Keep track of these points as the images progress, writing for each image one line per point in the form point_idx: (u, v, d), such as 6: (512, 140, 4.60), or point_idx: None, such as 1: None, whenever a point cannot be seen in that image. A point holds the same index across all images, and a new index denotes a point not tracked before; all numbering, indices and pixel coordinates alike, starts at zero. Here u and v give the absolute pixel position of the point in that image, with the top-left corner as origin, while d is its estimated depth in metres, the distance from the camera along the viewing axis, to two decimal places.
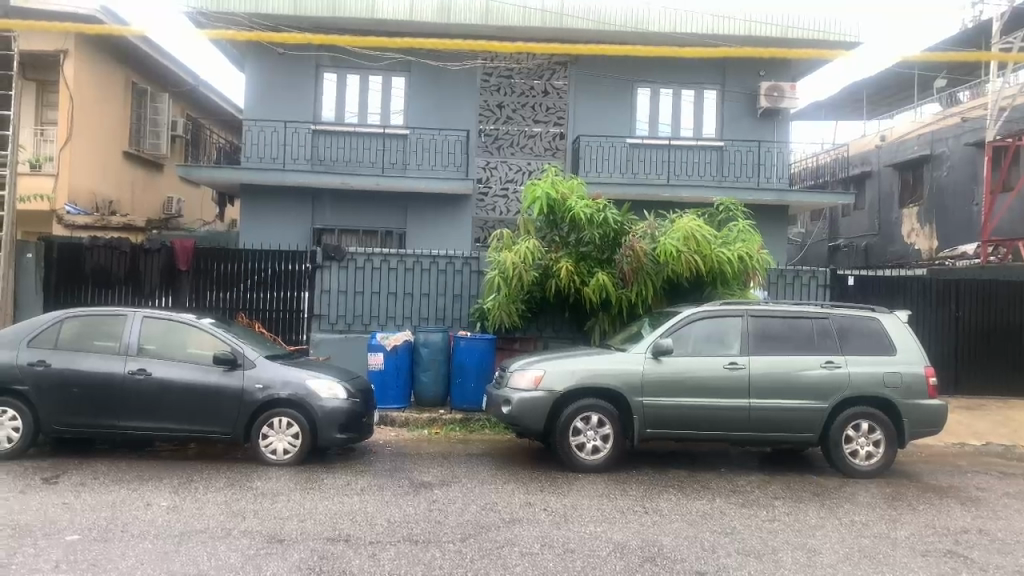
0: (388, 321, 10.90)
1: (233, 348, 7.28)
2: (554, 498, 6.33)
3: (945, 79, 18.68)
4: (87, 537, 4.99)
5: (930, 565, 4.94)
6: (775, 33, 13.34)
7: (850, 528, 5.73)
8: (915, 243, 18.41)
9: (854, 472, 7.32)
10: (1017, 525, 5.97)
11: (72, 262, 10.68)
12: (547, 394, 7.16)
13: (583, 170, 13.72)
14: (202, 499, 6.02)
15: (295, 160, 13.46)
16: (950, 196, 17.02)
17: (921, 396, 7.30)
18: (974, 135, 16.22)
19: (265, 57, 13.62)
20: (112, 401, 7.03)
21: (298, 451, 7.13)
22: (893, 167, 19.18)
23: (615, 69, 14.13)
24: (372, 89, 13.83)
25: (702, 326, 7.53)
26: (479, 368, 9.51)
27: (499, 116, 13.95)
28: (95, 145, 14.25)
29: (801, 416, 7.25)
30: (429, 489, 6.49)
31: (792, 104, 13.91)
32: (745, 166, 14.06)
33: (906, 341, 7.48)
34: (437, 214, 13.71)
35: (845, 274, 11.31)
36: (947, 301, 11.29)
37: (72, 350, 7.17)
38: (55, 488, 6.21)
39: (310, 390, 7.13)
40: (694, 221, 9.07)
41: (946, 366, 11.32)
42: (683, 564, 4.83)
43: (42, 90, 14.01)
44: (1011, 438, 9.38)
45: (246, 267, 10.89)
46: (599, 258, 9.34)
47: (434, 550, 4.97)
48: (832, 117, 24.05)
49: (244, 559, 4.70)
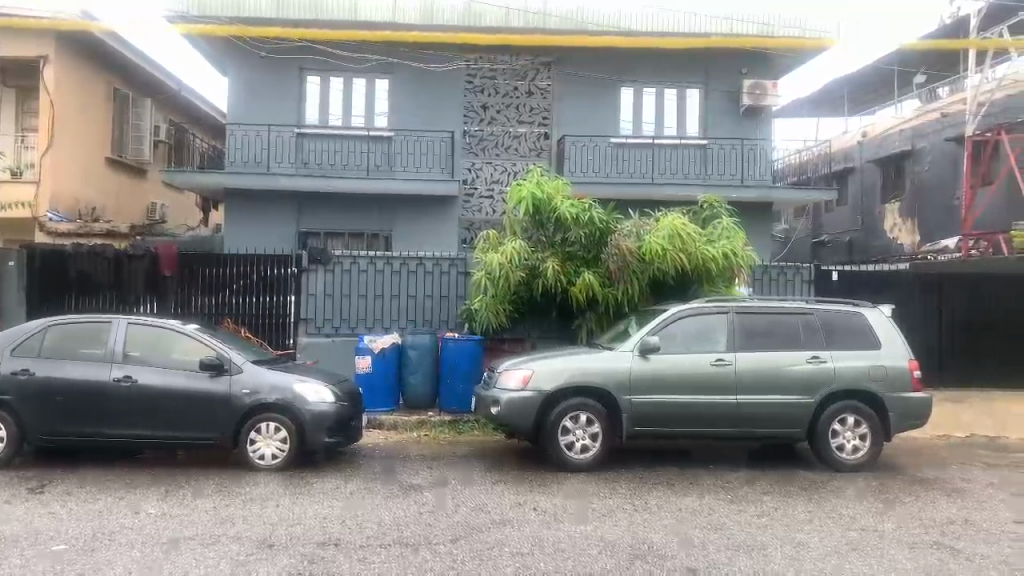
0: (376, 324, 10.88)
1: (220, 353, 7.24)
2: (544, 498, 6.34)
3: (924, 75, 18.88)
4: (74, 547, 4.95)
5: (918, 557, 4.99)
6: (756, 32, 13.44)
7: (837, 521, 5.78)
8: (898, 239, 18.55)
9: (841, 466, 7.38)
10: (1002, 515, 6.04)
11: (55, 270, 10.61)
12: (535, 393, 7.18)
13: (569, 169, 13.74)
14: (190, 506, 5.99)
15: (279, 164, 13.39)
16: (932, 191, 17.21)
17: (905, 389, 7.38)
18: (953, 130, 16.43)
19: (247, 61, 13.57)
20: (97, 409, 6.98)
21: (286, 456, 7.10)
22: (875, 163, 19.35)
23: (598, 68, 14.15)
24: (356, 91, 13.79)
25: (688, 324, 7.57)
26: (468, 370, 9.51)
27: (484, 117, 13.93)
28: (77, 152, 14.14)
29: (787, 411, 7.30)
30: (419, 492, 6.49)
31: (774, 102, 14.00)
32: (729, 163, 14.14)
33: (890, 336, 7.56)
34: (423, 217, 13.70)
35: (830, 269, 11.41)
36: (930, 296, 11.40)
37: (56, 359, 7.10)
38: (41, 498, 6.15)
39: (297, 394, 7.11)
40: (679, 219, 9.15)
41: (930, 360, 11.44)
42: (673, 561, 4.86)
43: (22, 96, 13.93)
44: (996, 430, 9.50)
45: (230, 271, 10.82)
46: (585, 258, 9.34)
47: (425, 552, 4.98)
48: (814, 114, 24.17)
49: (234, 565, 4.69)
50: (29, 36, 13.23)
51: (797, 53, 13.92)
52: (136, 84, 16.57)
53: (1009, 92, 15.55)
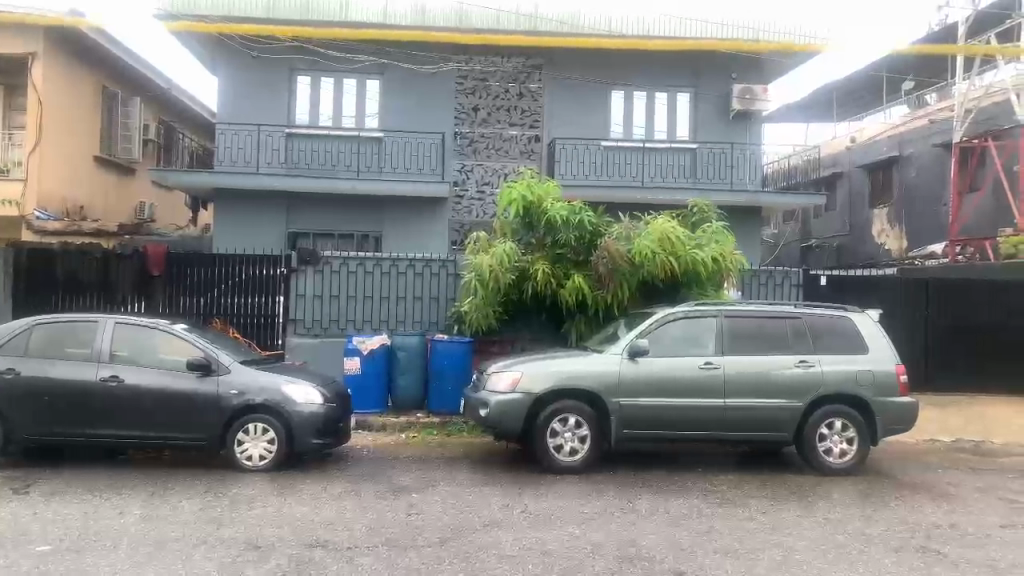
0: (365, 325, 10.85)
1: (208, 354, 7.21)
2: (533, 501, 6.35)
3: (913, 81, 19.03)
4: (58, 548, 4.92)
5: (904, 561, 5.02)
6: (746, 36, 13.50)
7: (825, 525, 5.81)
8: (885, 244, 18.69)
9: (828, 470, 7.42)
10: (987, 519, 6.09)
11: (42, 269, 10.53)
12: (524, 396, 7.18)
13: (559, 172, 13.77)
14: (177, 507, 5.96)
15: (269, 164, 13.35)
16: (919, 196, 17.36)
17: (892, 393, 7.43)
18: (941, 136, 16.59)
19: (237, 60, 13.51)
20: (83, 410, 6.93)
21: (274, 458, 7.07)
22: (863, 168, 19.47)
23: (589, 71, 14.18)
24: (347, 92, 13.76)
25: (678, 327, 7.59)
26: (457, 372, 9.50)
27: (475, 118, 13.93)
28: (65, 150, 14.05)
29: (775, 415, 7.33)
30: (408, 494, 6.48)
31: (764, 107, 14.07)
32: (719, 167, 14.23)
33: (877, 341, 7.61)
34: (414, 218, 13.68)
35: (818, 274, 11.49)
36: (917, 301, 11.50)
37: (42, 358, 7.05)
38: (26, 498, 6.11)
39: (285, 395, 7.08)
40: (668, 222, 9.17)
41: (916, 364, 11.53)
42: (661, 564, 4.87)
43: (11, 93, 13.96)
44: (981, 434, 9.58)
45: (219, 272, 10.78)
46: (575, 259, 9.40)
47: (413, 554, 4.97)
48: (804, 119, 24.28)
49: (221, 566, 4.66)
50: (18, 32, 13.14)
51: (787, 58, 13.99)
52: (125, 82, 16.48)
53: (996, 99, 15.72)
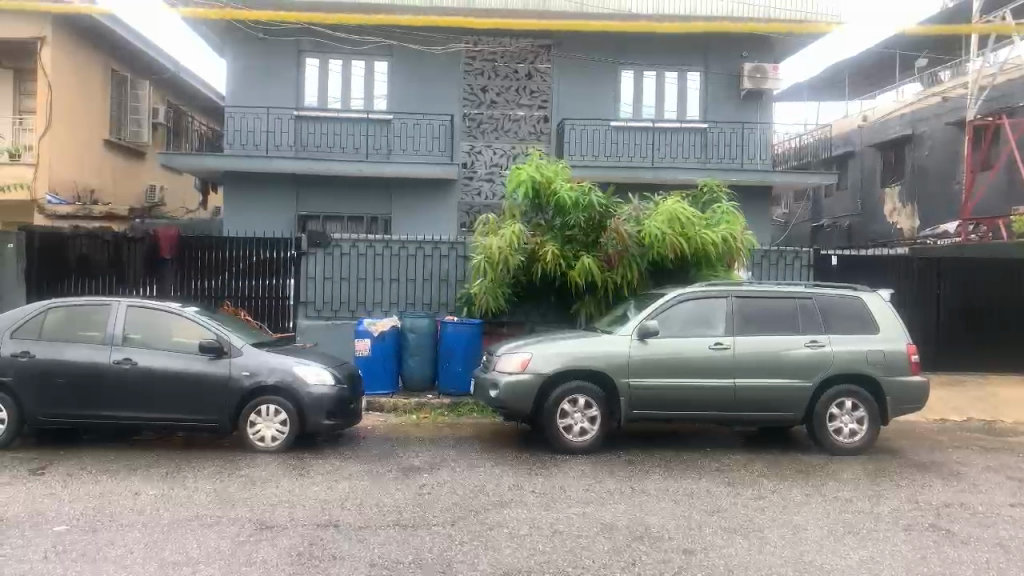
0: (375, 308, 10.87)
1: (219, 337, 7.26)
2: (542, 480, 6.37)
3: (926, 59, 18.86)
4: (76, 528, 5.00)
5: (914, 539, 5.03)
6: (757, 14, 13.35)
7: (834, 504, 5.81)
8: (897, 223, 18.53)
9: (838, 449, 7.41)
10: (998, 498, 6.09)
11: (54, 251, 10.61)
12: (534, 377, 7.20)
13: (568, 153, 13.70)
14: (191, 487, 6.03)
15: (278, 147, 13.36)
16: (932, 175, 17.19)
17: (903, 373, 7.42)
18: (955, 114, 16.42)
19: (246, 44, 13.50)
20: (96, 391, 7.00)
21: (285, 438, 7.14)
22: (875, 147, 19.32)
23: (599, 51, 14.07)
24: (355, 74, 13.75)
25: (687, 308, 7.58)
26: (467, 353, 9.51)
27: (483, 100, 13.86)
28: (75, 132, 14.08)
29: (783, 395, 7.32)
30: (418, 474, 6.53)
31: (775, 86, 13.93)
32: (730, 147, 14.14)
33: (887, 321, 7.58)
34: (423, 200, 13.72)
35: (828, 254, 11.38)
36: (928, 281, 11.41)
37: (55, 341, 7.14)
38: (42, 479, 6.20)
39: (297, 376, 7.14)
40: (677, 203, 9.16)
41: (927, 345, 11.46)
42: (671, 543, 4.90)
43: (20, 77, 14.09)
44: (991, 415, 9.56)
45: (229, 255, 10.92)
46: (584, 242, 9.30)
47: (424, 533, 5.02)
48: (815, 98, 24.03)
49: (235, 545, 4.73)
50: (28, 17, 13.21)
51: (800, 36, 13.88)
52: (133, 67, 16.53)
53: (1011, 76, 15.45)
